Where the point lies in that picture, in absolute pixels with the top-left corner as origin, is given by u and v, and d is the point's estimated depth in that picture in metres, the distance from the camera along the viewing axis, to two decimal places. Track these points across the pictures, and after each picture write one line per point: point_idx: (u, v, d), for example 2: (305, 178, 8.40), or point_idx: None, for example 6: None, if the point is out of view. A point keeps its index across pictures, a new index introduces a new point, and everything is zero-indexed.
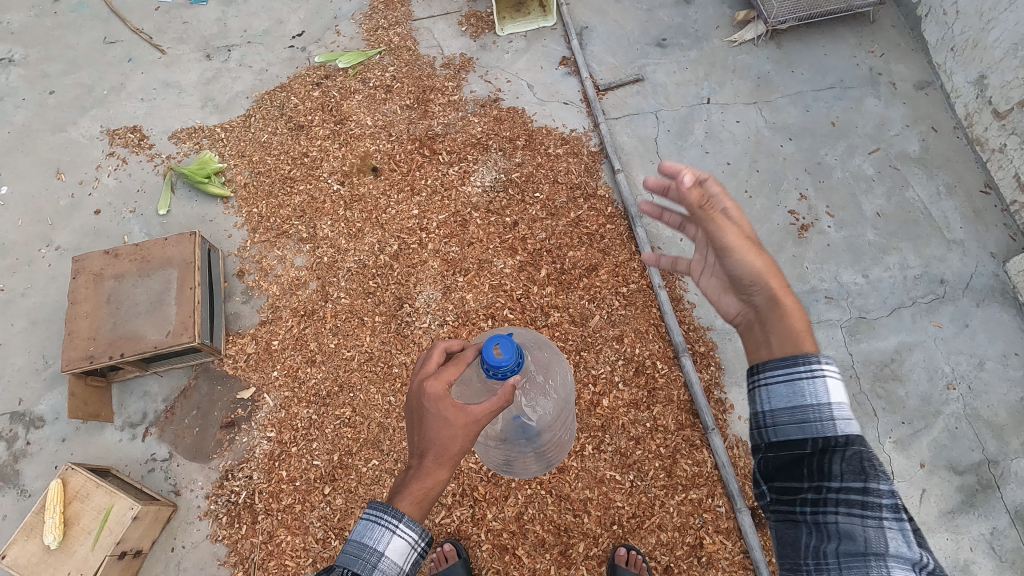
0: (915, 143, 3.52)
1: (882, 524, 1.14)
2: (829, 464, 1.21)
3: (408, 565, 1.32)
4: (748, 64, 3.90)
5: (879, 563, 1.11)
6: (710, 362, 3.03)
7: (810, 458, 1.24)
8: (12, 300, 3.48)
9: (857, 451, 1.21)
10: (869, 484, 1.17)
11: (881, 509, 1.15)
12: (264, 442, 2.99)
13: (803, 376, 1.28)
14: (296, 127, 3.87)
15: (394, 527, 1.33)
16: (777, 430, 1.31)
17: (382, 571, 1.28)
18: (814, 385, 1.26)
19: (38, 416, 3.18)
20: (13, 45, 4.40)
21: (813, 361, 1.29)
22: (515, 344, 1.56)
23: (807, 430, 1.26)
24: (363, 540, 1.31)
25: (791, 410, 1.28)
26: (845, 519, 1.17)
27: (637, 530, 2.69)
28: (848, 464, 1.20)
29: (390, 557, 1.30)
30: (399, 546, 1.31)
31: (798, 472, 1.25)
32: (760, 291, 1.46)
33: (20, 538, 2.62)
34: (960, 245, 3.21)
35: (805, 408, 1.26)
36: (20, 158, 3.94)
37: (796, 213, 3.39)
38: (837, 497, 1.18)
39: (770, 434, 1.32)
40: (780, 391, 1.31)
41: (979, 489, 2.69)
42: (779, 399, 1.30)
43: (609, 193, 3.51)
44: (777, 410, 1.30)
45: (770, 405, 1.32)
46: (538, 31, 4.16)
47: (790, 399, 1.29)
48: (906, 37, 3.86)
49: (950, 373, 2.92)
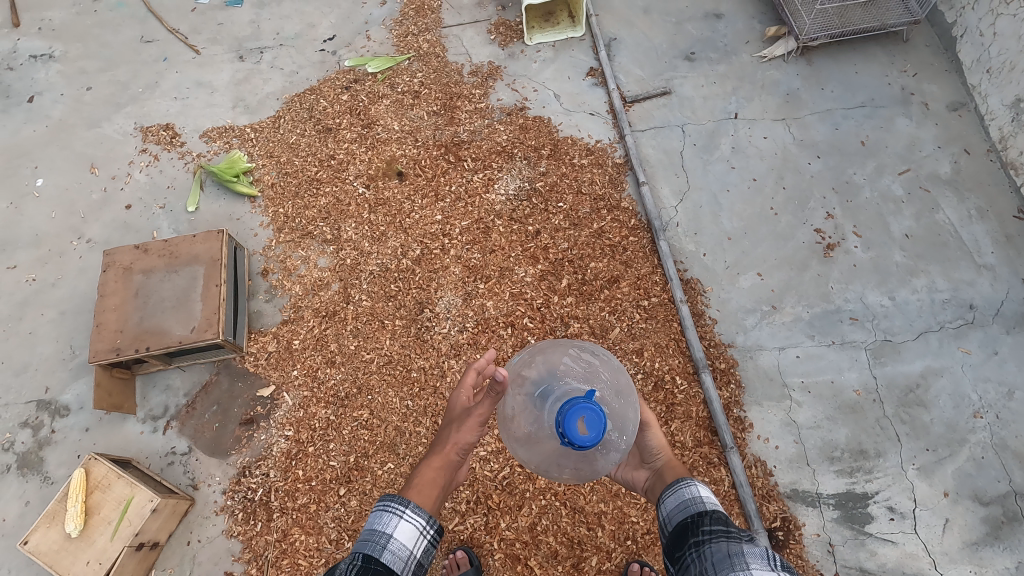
0: (946, 164, 3.47)
1: (740, 539, 1.32)
2: (702, 522, 1.46)
3: (416, 547, 1.59)
4: (777, 80, 3.88)
5: (739, 555, 1.25)
6: (730, 380, 3.00)
7: (691, 522, 1.49)
8: (43, 290, 3.56)
9: (719, 514, 1.47)
10: (730, 525, 1.40)
11: (740, 533, 1.35)
12: (282, 440, 3.02)
13: (684, 482, 1.68)
14: (324, 130, 3.93)
15: (402, 515, 1.62)
16: (670, 522, 1.61)
17: (393, 549, 1.54)
18: (691, 488, 1.63)
19: (63, 405, 3.24)
20: (53, 41, 4.52)
21: (690, 481, 1.69)
22: (603, 422, 1.57)
23: (688, 509, 1.57)
24: (374, 528, 1.58)
25: (678, 504, 1.62)
26: (715, 540, 1.35)
27: (651, 547, 2.66)
28: (716, 517, 1.44)
29: (399, 538, 1.56)
30: (407, 530, 1.60)
31: (684, 536, 1.47)
32: (661, 460, 1.96)
33: (43, 525, 2.68)
34: (991, 271, 3.15)
35: (685, 498, 1.61)
36: (56, 151, 4.04)
37: (822, 232, 3.35)
38: (709, 535, 1.39)
39: (667, 528, 1.61)
40: (669, 498, 1.67)
41: (1005, 521, 2.62)
42: (671, 502, 1.65)
43: (632, 206, 3.51)
44: (670, 512, 1.63)
45: (666, 510, 1.65)
46: (566, 42, 4.18)
47: (677, 503, 1.63)
48: (939, 57, 3.82)
49: (978, 402, 2.86)
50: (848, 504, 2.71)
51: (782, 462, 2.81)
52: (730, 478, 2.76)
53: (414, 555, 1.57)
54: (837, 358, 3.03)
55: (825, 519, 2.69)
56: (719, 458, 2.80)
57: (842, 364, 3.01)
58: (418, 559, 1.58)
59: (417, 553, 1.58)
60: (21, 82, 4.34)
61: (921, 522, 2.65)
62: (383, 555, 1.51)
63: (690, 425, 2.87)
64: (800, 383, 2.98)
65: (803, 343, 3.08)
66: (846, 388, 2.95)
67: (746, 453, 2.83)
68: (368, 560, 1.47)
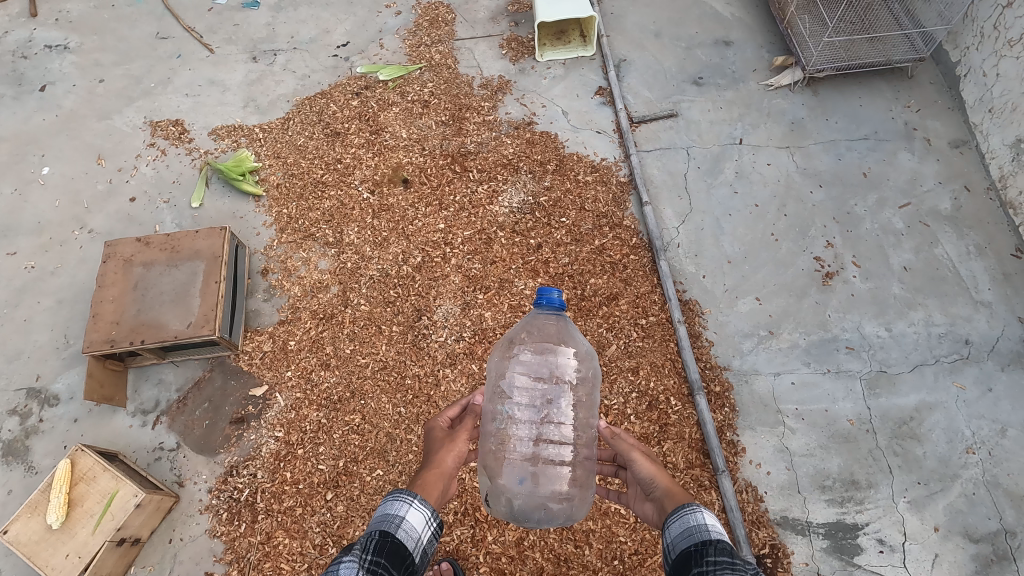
0: (947, 201, 3.50)
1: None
2: (707, 551, 1.40)
3: (423, 533, 1.56)
4: (783, 109, 3.93)
5: None
6: (725, 404, 3.00)
7: (695, 551, 1.44)
8: (42, 277, 3.55)
9: (726, 546, 1.40)
10: (736, 559, 1.33)
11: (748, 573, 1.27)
12: (271, 441, 3.00)
13: (688, 507, 1.61)
14: (333, 134, 3.96)
15: (412, 501, 1.59)
16: (673, 549, 1.54)
17: (405, 529, 1.51)
18: (695, 514, 1.56)
19: (53, 394, 3.22)
20: (70, 33, 4.56)
21: (693, 505, 1.61)
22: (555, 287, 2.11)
23: (692, 537, 1.50)
24: (386, 510, 1.54)
25: (681, 531, 1.55)
26: None
27: (638, 568, 2.63)
28: (721, 548, 1.39)
29: (410, 521, 1.53)
30: (416, 515, 1.57)
31: (687, 567, 1.41)
32: (657, 488, 1.88)
33: (23, 515, 2.65)
34: (988, 307, 3.17)
35: (690, 524, 1.54)
36: (65, 141, 4.06)
37: (822, 260, 3.37)
38: (714, 567, 1.34)
39: (669, 555, 1.55)
40: (673, 523, 1.60)
41: (995, 560, 2.60)
42: (675, 528, 1.59)
43: (634, 224, 3.53)
44: (673, 538, 1.57)
45: (669, 535, 1.59)
46: (577, 60, 4.24)
47: (681, 528, 1.56)
48: (942, 95, 3.88)
49: (971, 437, 2.85)
50: (837, 535, 2.69)
51: (773, 488, 2.80)
52: (720, 502, 2.75)
53: (421, 542, 1.54)
54: (832, 386, 3.03)
55: (815, 548, 2.67)
56: (710, 481, 2.79)
57: (838, 393, 3.01)
58: (424, 547, 1.55)
59: (424, 540, 1.55)
60: (35, 71, 4.37)
61: (910, 556, 2.63)
62: (397, 534, 1.48)
63: (682, 446, 2.86)
64: (793, 410, 2.98)
65: (799, 369, 3.08)
66: (840, 417, 2.95)
67: (738, 477, 2.82)
68: (385, 535, 1.45)
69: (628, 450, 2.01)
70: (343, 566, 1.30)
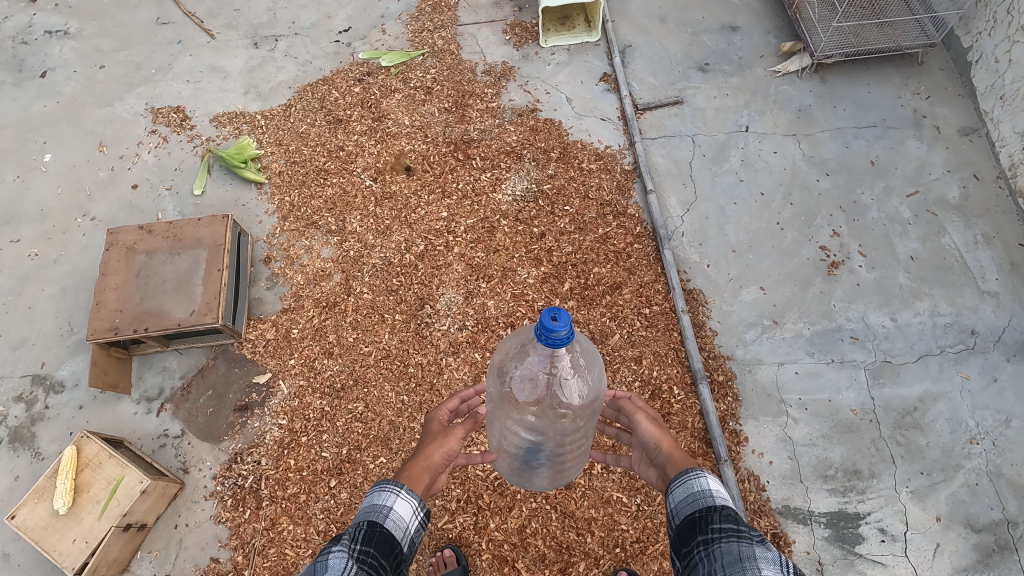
0: (955, 189, 3.46)
1: (752, 543, 1.30)
2: (712, 518, 1.41)
3: (411, 523, 1.55)
4: (790, 96, 3.88)
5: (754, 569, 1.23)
6: (728, 393, 2.99)
7: (699, 518, 1.44)
8: (45, 265, 3.55)
9: (730, 512, 1.41)
10: (742, 527, 1.35)
11: (751, 539, 1.31)
12: (276, 428, 3.01)
13: (692, 472, 1.58)
14: (335, 121, 3.93)
15: (400, 491, 1.57)
16: (677, 515, 1.53)
17: (393, 519, 1.51)
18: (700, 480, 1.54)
19: (58, 381, 3.24)
20: (70, 18, 4.52)
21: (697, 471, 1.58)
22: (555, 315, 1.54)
23: (697, 503, 1.48)
24: (374, 501, 1.53)
25: (686, 497, 1.53)
26: (726, 542, 1.32)
27: (640, 556, 2.64)
28: (726, 514, 1.40)
29: (398, 511, 1.52)
30: (405, 505, 1.55)
31: (692, 533, 1.42)
32: (659, 453, 1.87)
33: (31, 500, 2.67)
34: (994, 297, 3.15)
35: (694, 490, 1.52)
36: (66, 128, 4.04)
37: (828, 249, 3.34)
38: (719, 534, 1.35)
39: (673, 520, 1.53)
40: (676, 489, 1.58)
41: (996, 549, 2.61)
42: (678, 494, 1.56)
43: (639, 213, 3.50)
44: (677, 504, 1.55)
45: (673, 501, 1.57)
46: (582, 46, 4.19)
47: (684, 492, 1.54)
48: (953, 82, 3.82)
49: (974, 428, 2.85)
50: (839, 523, 2.70)
51: (776, 478, 2.80)
52: None
53: (409, 531, 1.54)
54: (836, 376, 3.02)
55: (816, 537, 2.67)
56: (712, 471, 2.79)
57: (841, 382, 3.00)
58: (412, 535, 1.55)
59: (412, 530, 1.55)
60: (34, 57, 4.34)
61: (912, 545, 2.64)
62: (385, 524, 1.48)
63: (685, 435, 2.86)
64: (797, 400, 2.97)
65: (803, 359, 3.07)
66: (843, 407, 2.94)
67: (740, 466, 2.82)
68: (372, 526, 1.46)
69: (633, 411, 1.99)
70: (332, 556, 1.32)
